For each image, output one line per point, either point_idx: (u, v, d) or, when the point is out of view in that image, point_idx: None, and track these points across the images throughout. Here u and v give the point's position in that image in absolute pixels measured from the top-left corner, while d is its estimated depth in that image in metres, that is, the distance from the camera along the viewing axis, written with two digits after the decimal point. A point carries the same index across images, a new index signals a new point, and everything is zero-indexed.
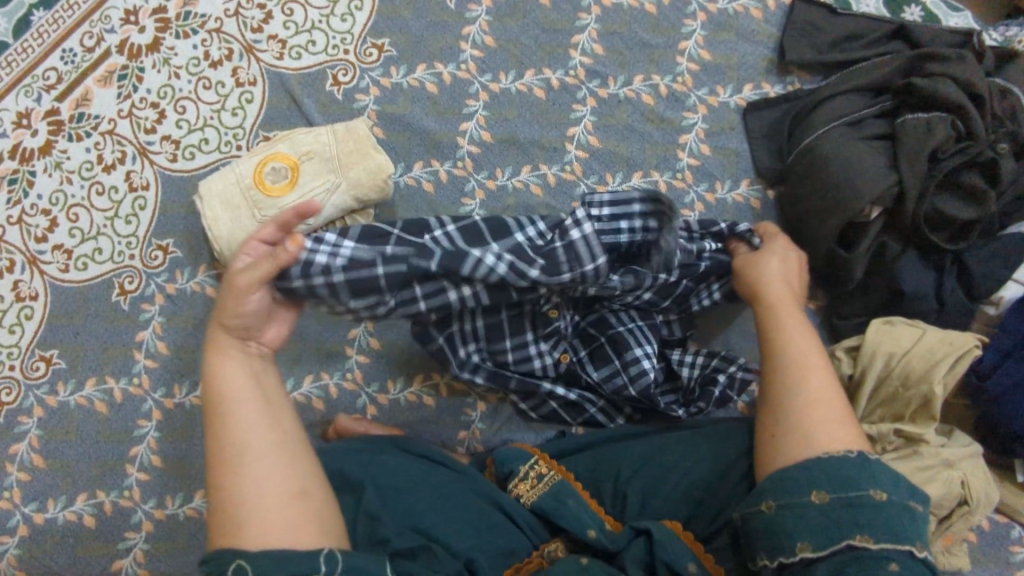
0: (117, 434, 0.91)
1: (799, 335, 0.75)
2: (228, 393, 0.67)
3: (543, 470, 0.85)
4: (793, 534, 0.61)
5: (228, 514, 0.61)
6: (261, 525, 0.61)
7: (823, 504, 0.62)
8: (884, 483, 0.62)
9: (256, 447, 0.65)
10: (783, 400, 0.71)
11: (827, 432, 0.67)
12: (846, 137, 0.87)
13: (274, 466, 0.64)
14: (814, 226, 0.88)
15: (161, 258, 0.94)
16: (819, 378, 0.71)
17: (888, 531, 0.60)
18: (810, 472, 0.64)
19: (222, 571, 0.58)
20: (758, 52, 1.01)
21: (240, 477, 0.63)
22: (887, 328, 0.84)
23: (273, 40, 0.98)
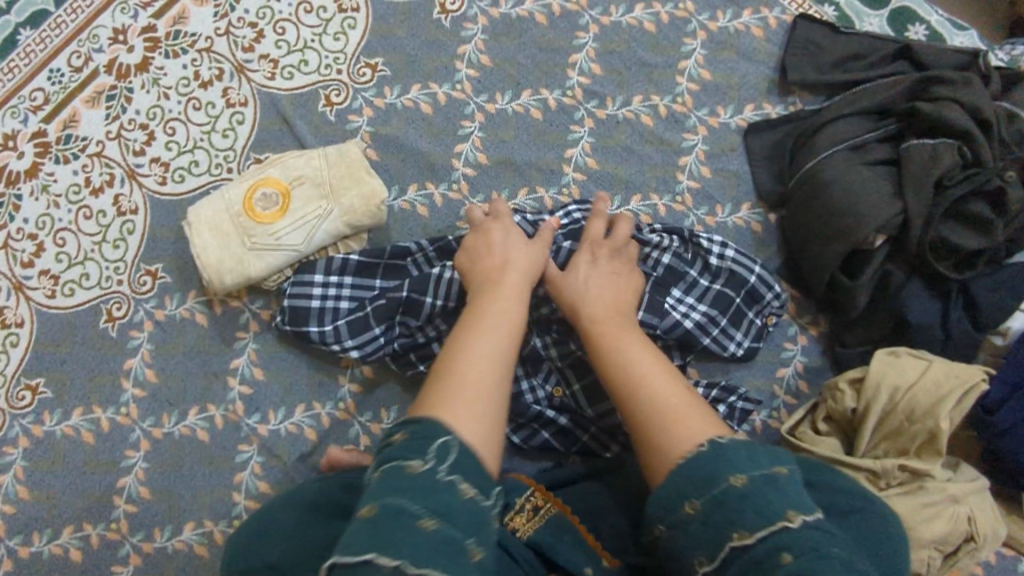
0: (104, 465, 0.89)
1: (629, 343, 0.77)
2: (501, 323, 0.75)
3: (538, 502, 0.83)
4: (687, 548, 0.62)
5: (451, 395, 0.67)
6: (468, 419, 0.65)
7: (698, 514, 0.61)
8: (744, 467, 0.62)
9: (486, 363, 0.71)
10: (634, 396, 0.73)
11: (682, 429, 0.68)
12: (850, 163, 0.85)
13: (495, 395, 0.69)
14: (816, 253, 0.86)
15: (149, 284, 0.92)
16: (663, 383, 0.73)
17: (757, 516, 0.59)
18: (680, 485, 0.64)
19: (432, 435, 0.62)
20: (759, 72, 0.99)
21: (466, 381, 0.69)
22: (891, 359, 0.82)
23: (265, 59, 0.96)
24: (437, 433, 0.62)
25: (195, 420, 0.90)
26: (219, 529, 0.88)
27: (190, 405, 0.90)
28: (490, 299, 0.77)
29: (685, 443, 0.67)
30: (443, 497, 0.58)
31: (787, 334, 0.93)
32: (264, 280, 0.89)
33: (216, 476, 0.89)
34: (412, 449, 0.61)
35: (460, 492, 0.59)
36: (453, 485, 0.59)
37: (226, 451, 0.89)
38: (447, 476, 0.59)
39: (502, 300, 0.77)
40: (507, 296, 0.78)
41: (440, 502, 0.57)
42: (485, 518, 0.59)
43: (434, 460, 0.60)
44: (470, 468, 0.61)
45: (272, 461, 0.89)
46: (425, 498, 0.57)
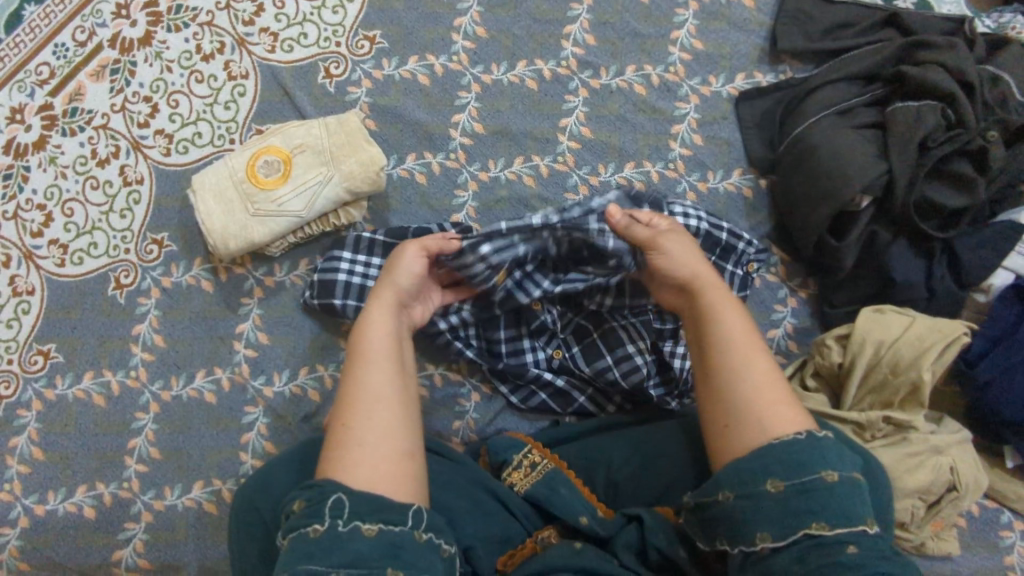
0: (115, 426, 0.92)
1: (728, 313, 0.72)
2: (383, 344, 0.73)
3: (535, 459, 0.86)
4: (751, 524, 0.59)
5: (343, 453, 0.65)
6: (371, 463, 0.64)
7: (778, 494, 0.58)
8: (832, 462, 0.59)
9: (374, 393, 0.69)
10: (724, 387, 0.67)
11: (774, 415, 0.64)
12: (837, 127, 0.87)
13: (389, 422, 0.68)
14: (804, 214, 0.88)
15: (156, 252, 0.94)
16: (758, 367, 0.67)
17: (840, 514, 0.57)
18: (762, 464, 0.60)
19: (324, 501, 0.60)
20: (749, 41, 1.01)
21: (355, 421, 0.67)
22: (876, 316, 0.84)
23: (265, 33, 0.98)
24: (328, 492, 0.61)
25: (202, 382, 0.93)
26: (227, 488, 0.91)
27: (197, 369, 0.93)
28: (366, 323, 0.75)
29: (782, 426, 0.63)
30: (347, 549, 0.57)
31: (778, 297, 0.96)
32: (267, 246, 0.92)
33: (224, 436, 0.92)
34: (311, 514, 0.60)
35: (365, 536, 0.58)
36: (356, 531, 0.59)
37: (233, 413, 0.92)
38: (348, 526, 0.59)
39: (376, 321, 0.75)
40: (384, 311, 0.76)
41: (347, 554, 0.57)
42: (404, 544, 0.59)
43: (331, 519, 0.59)
44: (369, 509, 0.60)
45: (278, 422, 0.92)
46: (330, 555, 0.57)
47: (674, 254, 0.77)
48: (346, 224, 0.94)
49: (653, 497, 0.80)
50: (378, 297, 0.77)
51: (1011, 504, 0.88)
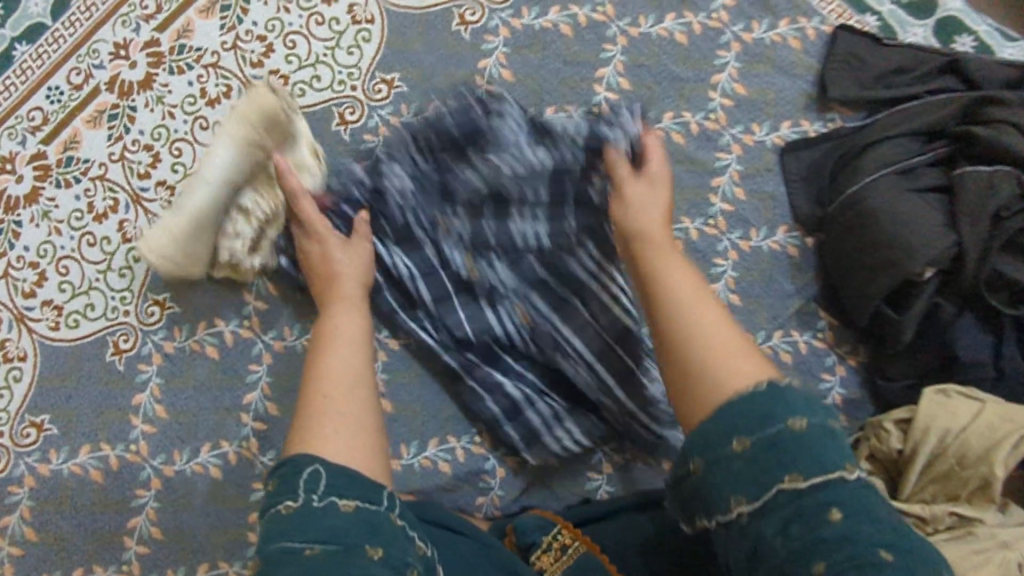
0: (114, 504, 0.85)
1: (667, 262, 0.70)
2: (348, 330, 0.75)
3: (566, 541, 0.79)
4: (723, 492, 0.53)
5: (312, 420, 0.65)
6: (336, 433, 0.64)
7: (745, 452, 0.52)
8: (799, 409, 0.53)
9: (342, 370, 0.70)
10: (689, 361, 0.60)
11: (730, 365, 0.59)
12: (898, 189, 0.80)
13: (361, 402, 0.67)
14: (860, 283, 0.81)
15: (157, 315, 0.88)
16: (711, 323, 0.62)
17: (815, 464, 0.51)
18: (721, 421, 0.54)
19: (298, 471, 0.59)
20: (796, 87, 0.94)
21: (328, 396, 0.67)
22: (941, 399, 0.77)
23: (275, 75, 0.91)
24: (303, 466, 0.59)
25: (207, 456, 0.86)
26: (234, 571, 0.84)
27: (202, 442, 0.86)
28: (331, 313, 0.77)
29: (736, 379, 0.57)
30: (321, 525, 0.55)
31: (826, 364, 0.89)
32: (239, 259, 0.85)
33: (231, 516, 0.85)
34: (284, 490, 0.58)
35: (340, 510, 0.56)
36: (331, 507, 0.56)
37: (240, 489, 0.86)
38: (323, 501, 0.57)
39: (339, 315, 0.76)
40: (348, 303, 0.78)
41: (322, 529, 0.55)
42: (382, 524, 0.57)
43: (305, 493, 0.57)
44: (344, 483, 0.58)
45: None
46: (303, 531, 0.54)
47: (647, 210, 0.76)
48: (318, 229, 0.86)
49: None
50: (341, 292, 0.79)
51: None
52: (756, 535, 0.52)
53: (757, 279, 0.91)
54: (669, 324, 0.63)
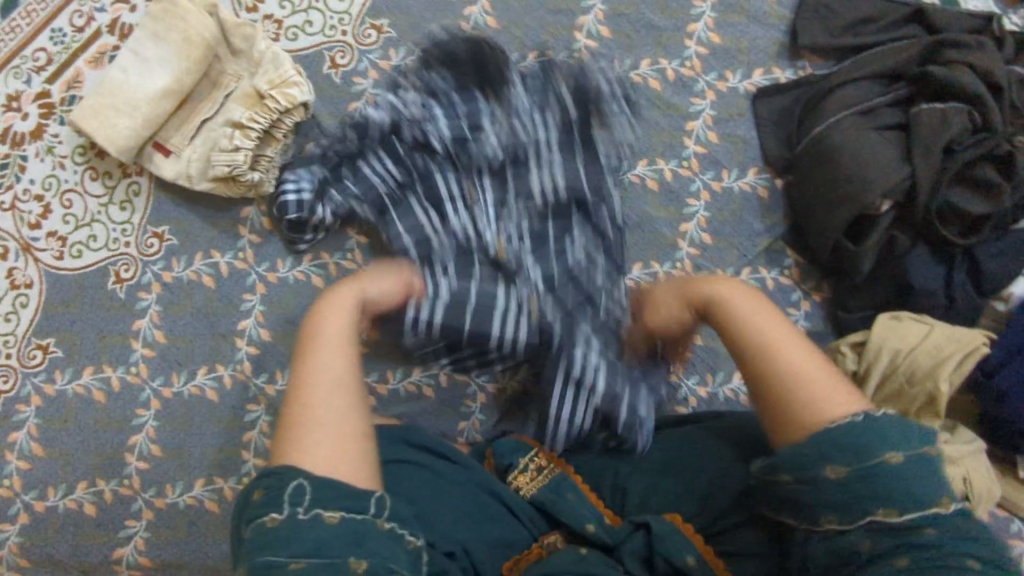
0: (116, 422, 0.90)
1: (743, 308, 0.69)
2: (339, 329, 0.73)
3: (542, 463, 0.85)
4: (815, 506, 0.58)
5: (301, 432, 0.64)
6: (325, 447, 0.63)
7: (841, 479, 0.57)
8: (895, 442, 0.57)
9: (332, 377, 0.68)
10: (770, 376, 0.64)
11: (827, 397, 0.61)
12: (858, 127, 0.85)
13: (348, 409, 0.66)
14: (822, 217, 0.86)
15: (157, 246, 0.92)
16: (794, 352, 0.65)
17: (910, 497, 0.55)
18: (820, 447, 0.58)
19: (284, 484, 0.59)
20: (769, 35, 0.98)
21: (313, 403, 0.66)
22: (893, 324, 0.82)
23: (269, 20, 0.95)
24: (289, 480, 0.59)
25: (204, 379, 0.91)
26: (229, 486, 0.90)
27: (199, 365, 0.91)
28: (321, 310, 0.74)
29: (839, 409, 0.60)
30: (308, 539, 0.56)
31: (791, 299, 0.94)
32: (240, 170, 0.88)
33: (227, 435, 0.90)
34: (270, 501, 0.59)
35: (326, 522, 0.57)
36: (317, 519, 0.57)
37: (235, 410, 0.91)
38: (310, 514, 0.58)
39: (330, 313, 0.73)
40: (340, 299, 0.75)
41: (306, 543, 0.56)
42: (365, 533, 0.58)
43: (290, 506, 0.58)
44: (330, 496, 0.59)
45: (280, 421, 0.91)
46: (288, 545, 0.56)
47: (660, 263, 0.81)
48: (286, 108, 0.89)
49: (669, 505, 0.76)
50: (336, 289, 0.77)
51: (1022, 513, 0.87)
52: (845, 549, 0.56)
53: (728, 218, 0.96)
54: (746, 348, 0.67)
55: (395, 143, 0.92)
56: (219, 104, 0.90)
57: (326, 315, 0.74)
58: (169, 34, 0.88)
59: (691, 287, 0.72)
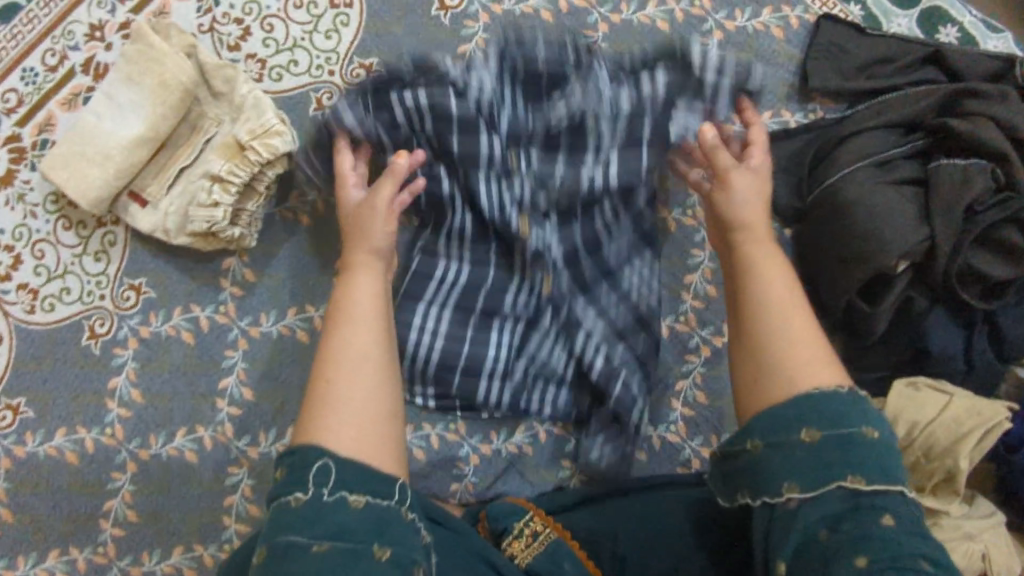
0: (89, 486, 0.86)
1: (775, 272, 0.69)
2: (365, 302, 0.72)
3: (537, 528, 0.81)
4: (777, 473, 0.56)
5: (322, 405, 0.62)
6: (348, 422, 0.61)
7: (812, 443, 0.55)
8: (866, 419, 0.56)
9: (359, 348, 0.67)
10: (757, 334, 0.65)
11: (813, 372, 0.60)
12: (874, 182, 0.80)
13: (372, 392, 0.64)
14: (835, 275, 0.81)
15: (133, 299, 0.88)
16: (793, 321, 0.64)
17: (879, 472, 0.54)
18: (796, 410, 0.57)
19: (307, 463, 0.57)
20: (778, 76, 0.93)
21: (336, 378, 0.64)
22: (910, 393, 0.78)
23: (252, 59, 0.90)
24: (313, 457, 0.57)
25: (182, 441, 0.87)
26: (208, 554, 0.86)
27: (178, 426, 0.87)
28: (348, 285, 0.74)
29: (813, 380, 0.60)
30: (330, 520, 0.53)
31: None
32: (219, 228, 0.80)
33: (207, 500, 0.86)
34: (294, 481, 0.56)
35: (351, 507, 0.55)
36: (340, 501, 0.55)
37: (216, 473, 0.87)
38: (334, 496, 0.55)
39: (360, 285, 0.73)
40: (363, 273, 0.75)
41: (329, 525, 0.53)
42: (390, 520, 0.56)
43: (315, 487, 0.55)
44: (355, 477, 0.57)
45: (263, 485, 0.87)
46: (310, 528, 0.53)
47: (735, 195, 0.75)
48: (268, 161, 0.80)
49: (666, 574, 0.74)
50: (354, 261, 0.76)
51: None
52: (806, 528, 0.53)
53: None
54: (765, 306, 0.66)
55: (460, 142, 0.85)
56: (197, 153, 0.85)
57: (357, 284, 0.74)
58: (144, 77, 0.83)
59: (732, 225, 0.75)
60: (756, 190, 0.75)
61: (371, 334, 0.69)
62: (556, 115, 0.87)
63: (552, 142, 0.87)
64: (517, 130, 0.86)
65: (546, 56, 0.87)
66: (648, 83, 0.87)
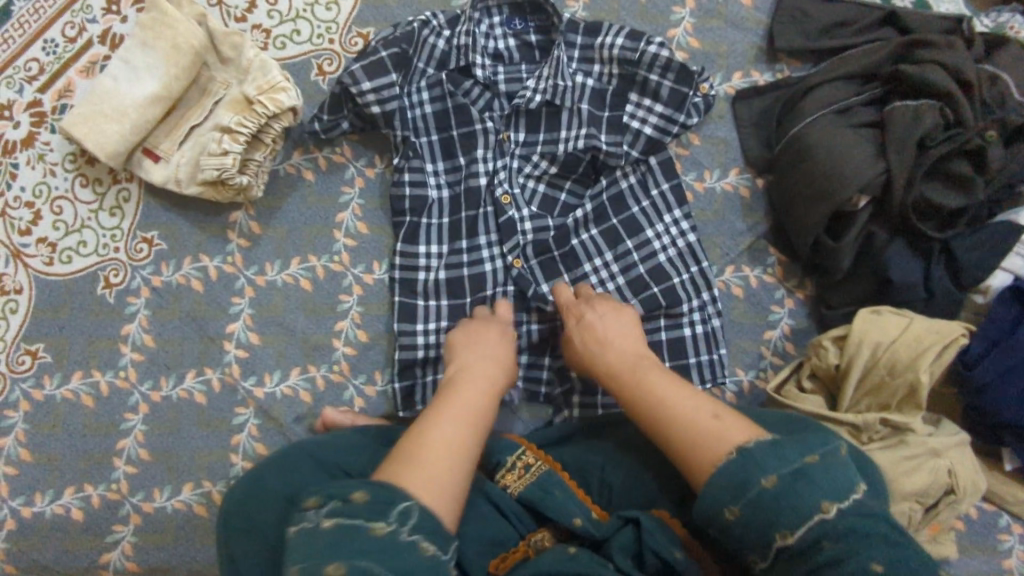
0: (104, 427, 0.90)
1: (654, 375, 0.75)
2: (480, 392, 0.74)
3: (529, 461, 0.83)
4: (739, 548, 0.60)
5: (407, 462, 0.64)
6: (426, 481, 0.62)
7: (739, 517, 0.58)
8: (772, 466, 0.59)
9: (461, 427, 0.69)
10: (669, 417, 0.70)
11: (726, 438, 0.64)
12: (835, 126, 0.87)
13: (448, 460, 0.65)
14: (802, 214, 0.88)
15: (146, 251, 0.93)
16: (688, 407, 0.69)
17: (793, 513, 0.56)
18: (715, 491, 0.60)
19: (393, 499, 0.58)
20: (747, 40, 1.00)
21: (426, 440, 0.67)
22: (874, 317, 0.83)
23: (258, 29, 0.97)
24: (399, 498, 0.58)
25: (192, 383, 0.92)
26: (217, 490, 0.89)
27: (188, 369, 0.92)
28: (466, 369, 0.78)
29: (720, 447, 0.63)
30: (402, 559, 0.54)
31: (775, 298, 0.95)
32: (229, 174, 0.86)
33: (214, 438, 0.91)
34: (373, 509, 0.57)
35: (422, 552, 0.55)
36: (413, 545, 0.55)
37: (224, 414, 0.91)
38: (411, 537, 0.56)
39: (478, 372, 0.77)
40: (497, 360, 0.80)
41: (402, 562, 0.54)
42: (450, 572, 0.56)
43: (398, 523, 0.56)
44: (432, 527, 0.58)
45: (269, 423, 0.91)
46: (388, 560, 0.53)
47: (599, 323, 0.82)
48: (274, 113, 0.86)
49: (646, 499, 0.78)
50: (467, 359, 0.79)
51: (1010, 508, 0.87)
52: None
53: (710, 218, 0.97)
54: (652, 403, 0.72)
55: (449, 115, 0.93)
56: (208, 111, 0.92)
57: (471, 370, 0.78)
58: (158, 42, 0.89)
59: (607, 339, 0.81)
60: (620, 322, 0.83)
61: (474, 417, 0.71)
62: (541, 133, 0.93)
63: (532, 154, 0.93)
64: (503, 137, 0.93)
65: (537, 85, 0.92)
66: (633, 128, 0.91)
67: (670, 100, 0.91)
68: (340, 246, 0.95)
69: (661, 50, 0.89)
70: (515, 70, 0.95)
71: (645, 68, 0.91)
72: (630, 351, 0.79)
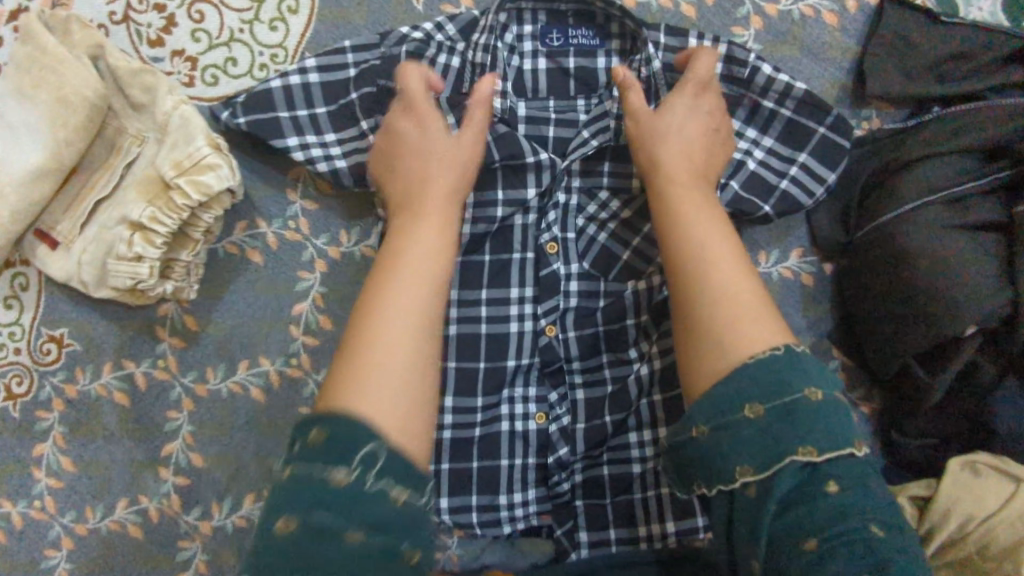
0: (20, 566, 0.75)
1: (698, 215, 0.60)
2: (427, 251, 0.59)
3: None
4: (727, 458, 0.49)
5: (354, 370, 0.51)
6: (382, 386, 0.50)
7: (757, 419, 0.49)
8: (816, 379, 0.50)
9: (410, 318, 0.54)
10: (693, 273, 0.57)
11: (751, 328, 0.53)
12: (944, 224, 0.66)
13: (411, 346, 0.53)
14: (886, 333, 0.68)
15: (55, 353, 0.74)
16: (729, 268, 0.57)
17: (827, 436, 0.48)
18: (738, 384, 0.50)
19: (334, 430, 0.47)
20: (827, 75, 0.76)
21: (372, 349, 0.52)
22: (969, 479, 0.66)
23: (178, 57, 0.73)
24: (344, 430, 0.47)
25: (125, 513, 0.76)
26: None
27: (118, 498, 0.75)
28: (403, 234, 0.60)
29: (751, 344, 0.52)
30: (370, 508, 0.45)
31: None
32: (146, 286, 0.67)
33: None
34: (331, 450, 0.46)
35: (391, 503, 0.45)
36: (383, 494, 0.45)
37: (166, 549, 0.76)
38: (376, 485, 0.45)
39: (430, 238, 0.60)
40: (427, 221, 0.61)
41: (363, 514, 0.44)
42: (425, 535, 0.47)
43: (361, 468, 0.45)
44: (402, 464, 0.47)
45: (219, 561, 0.76)
46: (348, 514, 0.44)
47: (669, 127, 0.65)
48: (202, 203, 0.66)
49: None
50: (424, 208, 0.62)
51: None
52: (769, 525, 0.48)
53: None
54: (691, 249, 0.58)
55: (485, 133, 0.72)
56: (116, 178, 0.69)
57: (406, 240, 0.60)
58: (39, 90, 0.66)
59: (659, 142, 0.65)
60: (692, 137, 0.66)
61: (419, 292, 0.56)
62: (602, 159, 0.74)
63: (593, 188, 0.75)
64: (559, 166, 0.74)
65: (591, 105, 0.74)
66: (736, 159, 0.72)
67: (781, 206, 0.71)
68: (298, 345, 0.75)
69: (756, 147, 0.72)
70: (541, 105, 0.74)
71: (758, 91, 0.72)
72: (666, 181, 0.63)
